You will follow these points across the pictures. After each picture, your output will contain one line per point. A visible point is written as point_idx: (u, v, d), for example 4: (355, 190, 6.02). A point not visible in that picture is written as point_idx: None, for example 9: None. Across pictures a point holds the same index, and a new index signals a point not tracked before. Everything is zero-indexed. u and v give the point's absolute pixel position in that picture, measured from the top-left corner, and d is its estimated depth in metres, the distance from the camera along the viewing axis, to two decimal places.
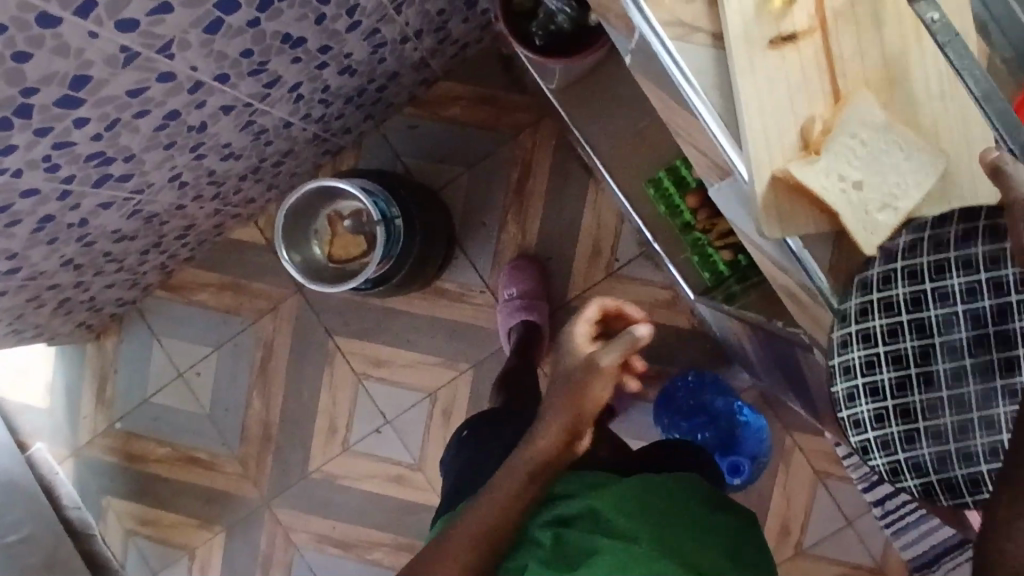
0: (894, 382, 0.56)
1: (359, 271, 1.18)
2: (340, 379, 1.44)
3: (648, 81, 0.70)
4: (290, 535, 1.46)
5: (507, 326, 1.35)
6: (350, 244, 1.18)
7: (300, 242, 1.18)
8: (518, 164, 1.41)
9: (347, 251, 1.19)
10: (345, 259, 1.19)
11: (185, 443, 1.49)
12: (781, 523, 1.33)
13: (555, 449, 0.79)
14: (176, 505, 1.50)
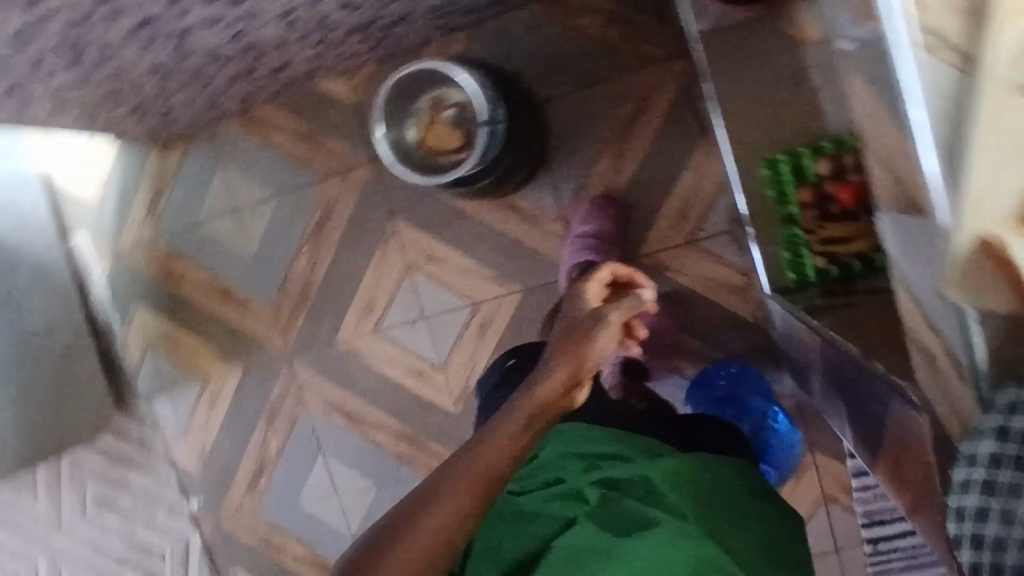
0: (1010, 482, 0.51)
1: (449, 168, 1.11)
2: (390, 263, 1.42)
3: (863, 76, 0.62)
4: (302, 393, 1.49)
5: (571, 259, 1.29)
6: (450, 136, 1.13)
7: (396, 121, 1.11)
8: (634, 99, 1.31)
9: (444, 143, 1.13)
10: (440, 152, 1.13)
11: (223, 278, 1.48)
12: None
13: (552, 395, 0.75)
14: (199, 331, 1.51)
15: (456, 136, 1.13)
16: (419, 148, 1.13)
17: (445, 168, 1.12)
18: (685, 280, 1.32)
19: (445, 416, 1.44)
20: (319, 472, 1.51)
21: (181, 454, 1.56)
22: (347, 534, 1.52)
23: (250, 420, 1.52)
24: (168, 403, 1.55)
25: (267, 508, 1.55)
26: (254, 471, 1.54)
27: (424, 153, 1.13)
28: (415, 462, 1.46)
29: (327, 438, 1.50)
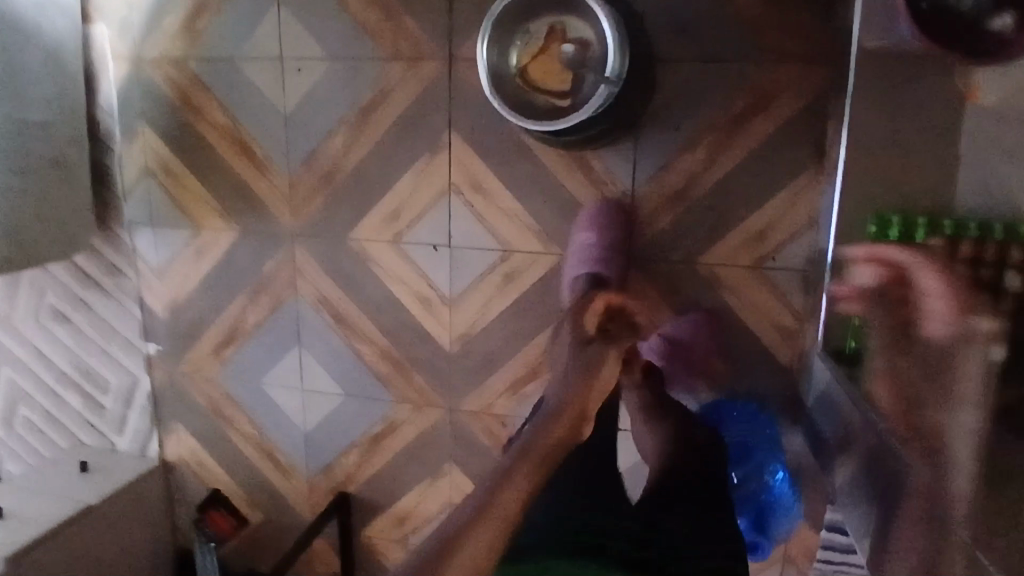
0: None
1: (543, 113, 1.01)
2: (432, 177, 1.27)
3: None
4: (297, 278, 1.38)
5: (575, 276, 1.24)
6: (558, 78, 1.01)
7: (507, 37, 1.01)
8: (757, 94, 1.13)
9: (548, 80, 1.02)
10: (540, 89, 1.01)
11: (247, 130, 1.32)
12: None
13: (510, 508, 0.85)
14: (206, 178, 1.35)
15: (565, 78, 1.02)
16: (517, 74, 1.02)
17: (538, 109, 1.01)
18: (733, 302, 1.22)
19: (437, 352, 1.35)
20: (290, 360, 1.43)
21: (151, 294, 1.44)
22: (301, 429, 1.46)
23: (234, 287, 1.41)
24: (151, 238, 1.41)
25: (225, 377, 1.47)
26: (223, 338, 1.44)
27: (521, 81, 1.01)
28: (392, 386, 1.39)
29: (309, 333, 1.40)
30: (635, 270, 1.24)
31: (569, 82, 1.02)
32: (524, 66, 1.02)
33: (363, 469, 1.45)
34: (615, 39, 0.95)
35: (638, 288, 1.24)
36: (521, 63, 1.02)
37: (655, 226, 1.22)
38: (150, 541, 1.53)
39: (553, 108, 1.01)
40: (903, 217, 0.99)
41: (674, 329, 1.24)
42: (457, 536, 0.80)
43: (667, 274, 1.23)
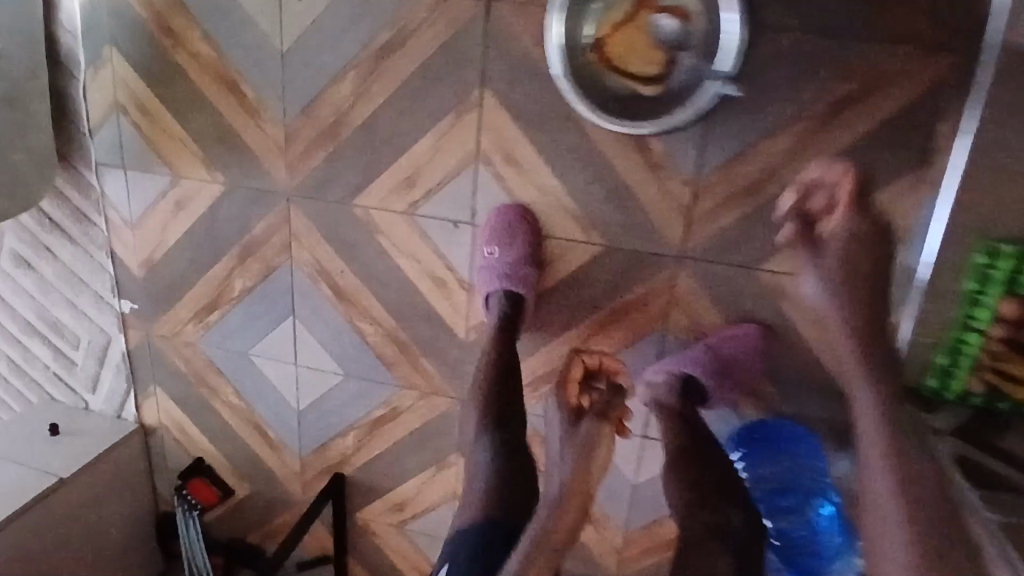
0: None
1: (617, 100, 0.96)
2: (456, 141, 1.07)
3: None
4: (291, 244, 1.19)
5: (488, 295, 1.12)
6: (643, 57, 0.93)
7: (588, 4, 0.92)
8: (862, 78, 0.92)
9: (631, 57, 0.94)
10: (620, 69, 0.95)
11: (236, 67, 1.09)
12: None
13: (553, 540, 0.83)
14: (187, 120, 1.14)
15: (653, 60, 0.93)
16: (589, 46, 0.94)
17: (609, 96, 0.96)
18: (794, 315, 1.06)
19: (449, 339, 1.20)
20: (282, 332, 1.26)
21: (123, 248, 1.26)
22: (293, 405, 1.32)
23: (219, 247, 1.22)
24: (122, 182, 1.20)
25: (208, 343, 1.31)
26: (206, 303, 1.27)
27: (592, 56, 0.95)
28: (397, 370, 1.24)
29: (304, 306, 1.23)
30: (686, 271, 1.07)
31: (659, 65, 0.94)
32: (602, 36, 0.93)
33: (361, 452, 1.33)
34: (736, 36, 0.90)
35: (687, 292, 1.08)
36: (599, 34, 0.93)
37: (716, 223, 1.03)
38: (129, 509, 1.42)
39: (630, 91, 0.96)
40: (1017, 250, 0.80)
41: (724, 342, 1.07)
42: None
43: (722, 278, 1.06)
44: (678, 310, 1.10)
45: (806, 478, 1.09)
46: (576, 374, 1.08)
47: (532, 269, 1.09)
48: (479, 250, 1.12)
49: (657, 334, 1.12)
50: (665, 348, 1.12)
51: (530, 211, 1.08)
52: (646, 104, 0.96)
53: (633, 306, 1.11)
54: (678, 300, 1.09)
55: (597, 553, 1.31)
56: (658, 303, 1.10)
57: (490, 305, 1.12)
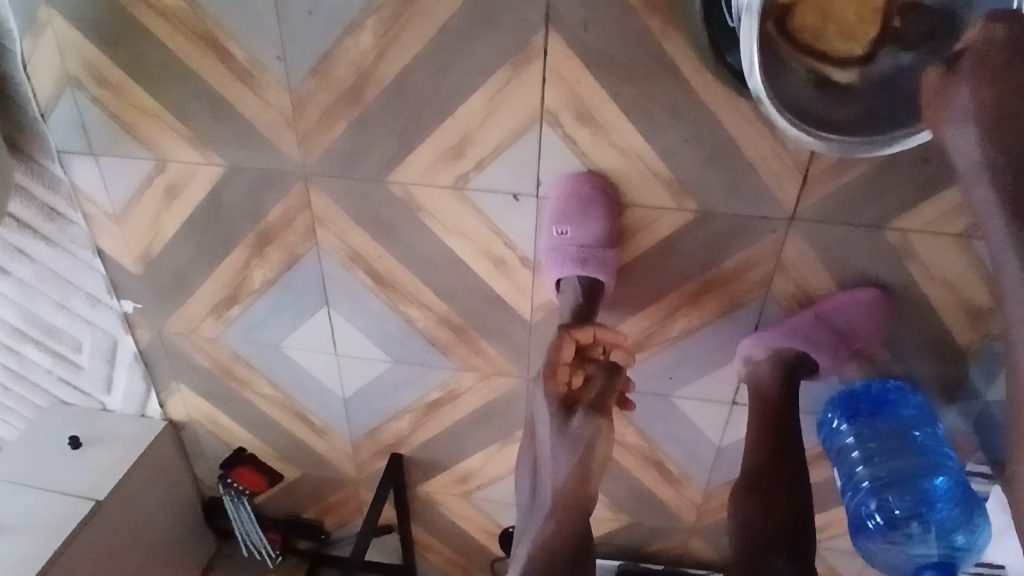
0: None
1: (800, 94, 0.72)
2: (514, 97, 0.85)
3: None
4: (315, 228, 0.99)
5: (558, 278, 0.95)
6: (845, 32, 0.71)
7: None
8: None
9: (830, 28, 0.71)
10: (809, 47, 0.72)
11: (218, 19, 0.84)
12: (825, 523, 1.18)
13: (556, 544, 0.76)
14: (163, 89, 0.90)
15: (856, 36, 0.71)
16: (776, 13, 0.69)
17: (791, 86, 0.72)
18: (920, 273, 0.92)
19: (513, 320, 1.04)
20: (314, 323, 1.10)
21: (111, 244, 1.06)
22: (337, 392, 1.19)
23: (228, 237, 1.02)
24: (95, 169, 0.99)
25: (231, 338, 1.15)
26: (221, 298, 1.09)
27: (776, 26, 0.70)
28: (452, 353, 1.10)
29: (339, 293, 1.06)
30: (796, 233, 0.91)
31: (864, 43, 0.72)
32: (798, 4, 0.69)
33: (418, 433, 1.22)
34: None
35: (796, 257, 0.93)
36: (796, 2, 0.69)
37: (839, 179, 0.86)
38: (173, 505, 1.33)
39: (812, 75, 0.73)
40: None
41: (838, 313, 0.93)
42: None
43: (840, 240, 0.90)
44: (782, 277, 0.95)
45: (914, 442, 0.95)
46: (570, 357, 0.86)
47: (613, 248, 0.93)
48: (544, 229, 0.94)
49: (757, 304, 0.98)
50: (764, 317, 0.99)
51: (606, 177, 0.89)
52: (832, 101, 0.74)
53: (730, 277, 0.95)
54: (785, 268, 0.94)
55: (678, 514, 1.24)
56: (760, 271, 0.95)
57: (562, 290, 0.96)
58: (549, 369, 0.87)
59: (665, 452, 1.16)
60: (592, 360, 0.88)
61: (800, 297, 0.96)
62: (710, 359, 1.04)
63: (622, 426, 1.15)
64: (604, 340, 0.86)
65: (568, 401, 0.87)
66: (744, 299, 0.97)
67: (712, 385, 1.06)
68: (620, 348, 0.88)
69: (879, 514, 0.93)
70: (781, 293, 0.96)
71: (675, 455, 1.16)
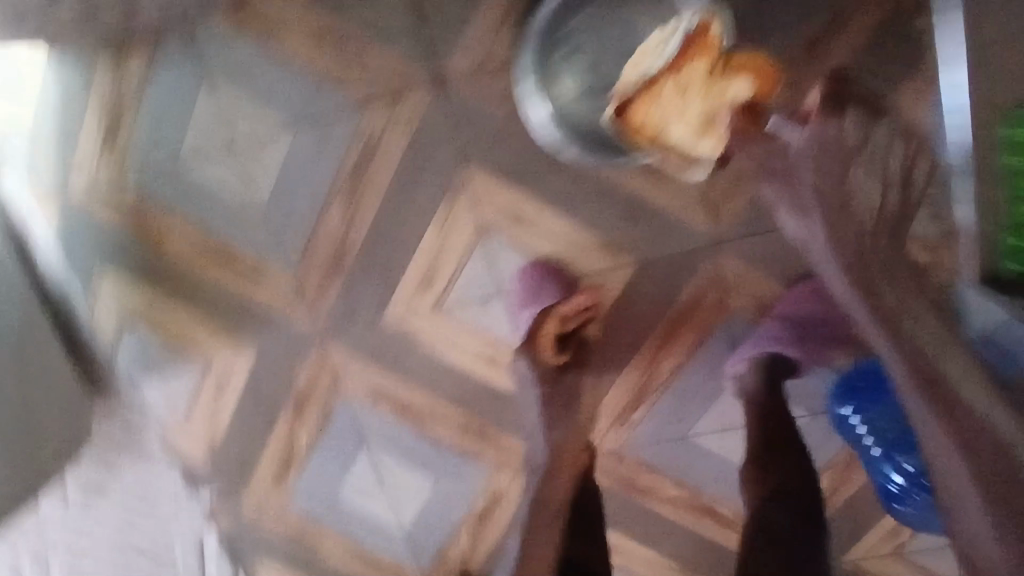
0: None
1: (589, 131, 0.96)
2: (459, 224, 1.05)
3: None
4: (338, 380, 1.16)
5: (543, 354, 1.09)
6: (698, 128, 0.92)
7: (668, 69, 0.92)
8: (825, 19, 0.98)
9: (675, 127, 0.93)
10: (660, 138, 0.94)
11: (226, 237, 1.09)
12: (896, 525, 1.18)
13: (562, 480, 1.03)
14: (196, 305, 1.14)
15: (705, 134, 0.92)
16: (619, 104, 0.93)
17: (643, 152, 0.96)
18: None
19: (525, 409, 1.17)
20: (360, 467, 1.23)
21: (183, 444, 1.24)
22: (398, 527, 1.28)
23: (271, 408, 1.20)
24: (156, 386, 1.19)
25: (296, 503, 1.27)
26: (279, 466, 1.25)
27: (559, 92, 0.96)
28: (483, 456, 1.21)
29: (372, 431, 1.20)
30: (725, 254, 1.05)
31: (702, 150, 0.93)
32: (660, 75, 0.92)
33: (479, 550, 1.29)
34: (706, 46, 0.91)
35: (736, 272, 1.06)
36: (660, 70, 0.92)
37: (733, 201, 1.03)
38: None
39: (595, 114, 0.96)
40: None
41: (790, 308, 1.04)
42: (539, 524, 1.00)
43: (762, 247, 1.05)
44: (734, 293, 1.07)
45: None
46: (552, 330, 1.06)
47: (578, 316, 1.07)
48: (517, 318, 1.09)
49: (725, 325, 1.09)
50: (736, 334, 1.09)
51: (550, 260, 1.06)
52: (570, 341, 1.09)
53: (692, 308, 1.08)
54: (732, 286, 1.07)
55: None
56: (714, 295, 1.07)
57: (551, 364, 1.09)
58: (531, 342, 1.07)
59: (709, 495, 1.20)
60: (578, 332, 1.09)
61: (754, 304, 1.08)
62: (709, 387, 1.13)
63: (660, 483, 1.19)
64: (577, 317, 1.06)
65: (562, 394, 1.09)
66: (711, 326, 1.09)
67: (718, 411, 1.14)
68: (595, 318, 1.09)
69: (898, 476, 1.02)
70: (740, 307, 1.08)
71: (721, 494, 1.20)
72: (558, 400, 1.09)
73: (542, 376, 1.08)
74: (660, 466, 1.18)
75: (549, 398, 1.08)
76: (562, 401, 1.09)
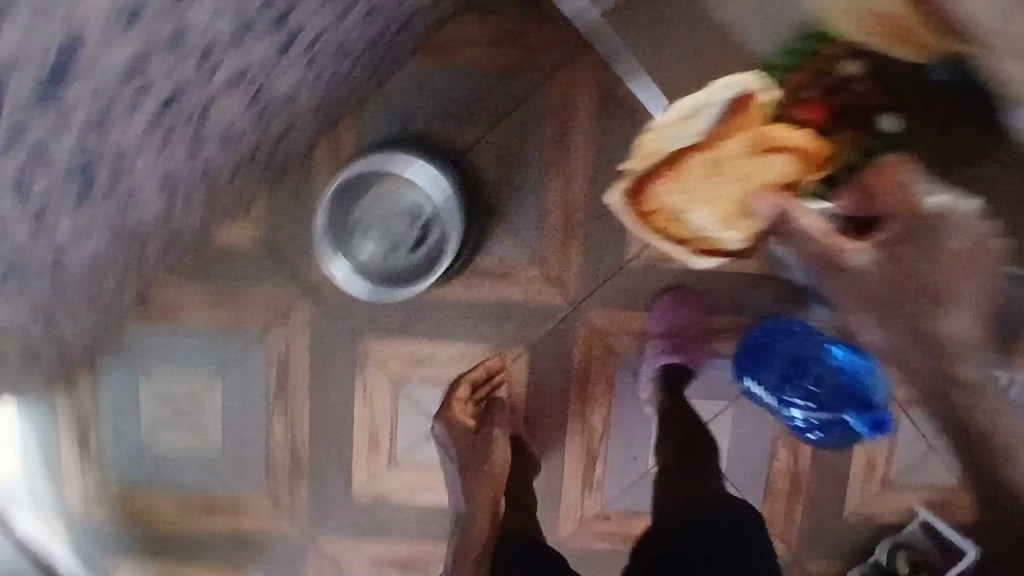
0: None
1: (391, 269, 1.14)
2: (377, 387, 1.23)
3: None
4: (342, 567, 1.27)
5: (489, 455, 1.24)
6: (732, 216, 0.92)
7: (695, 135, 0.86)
8: (564, 108, 1.19)
9: (697, 202, 0.92)
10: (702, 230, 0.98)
11: (201, 489, 1.26)
12: (867, 457, 1.31)
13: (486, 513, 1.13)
14: (199, 560, 1.27)
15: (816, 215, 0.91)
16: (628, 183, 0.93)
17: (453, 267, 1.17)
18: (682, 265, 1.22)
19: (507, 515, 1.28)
20: None
21: None
22: None
23: None
24: None
25: None
26: None
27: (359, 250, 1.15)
28: None
29: None
30: (590, 310, 1.24)
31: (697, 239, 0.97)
32: (686, 151, 0.88)
33: None
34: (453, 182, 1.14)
35: (606, 319, 1.24)
36: (688, 145, 0.87)
37: (573, 266, 1.22)
38: None
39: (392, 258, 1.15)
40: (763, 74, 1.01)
41: (658, 325, 1.22)
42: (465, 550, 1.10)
43: (616, 290, 1.23)
44: (614, 335, 1.25)
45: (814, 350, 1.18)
46: (463, 395, 1.18)
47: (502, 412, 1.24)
48: None
49: (624, 365, 1.26)
50: (635, 366, 1.26)
51: None
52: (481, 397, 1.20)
53: (589, 364, 1.25)
54: (609, 331, 1.25)
55: None
56: (599, 345, 1.25)
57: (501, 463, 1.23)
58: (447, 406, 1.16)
59: None
60: (487, 399, 1.21)
61: (635, 336, 1.24)
62: (639, 419, 1.27)
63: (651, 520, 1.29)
64: (488, 381, 1.20)
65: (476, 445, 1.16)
66: (613, 369, 1.26)
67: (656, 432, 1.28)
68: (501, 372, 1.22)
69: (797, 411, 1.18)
70: (625, 343, 1.25)
71: None
72: (472, 452, 1.15)
73: (457, 433, 1.14)
74: (640, 505, 1.29)
75: (466, 452, 1.14)
76: (484, 451, 1.17)
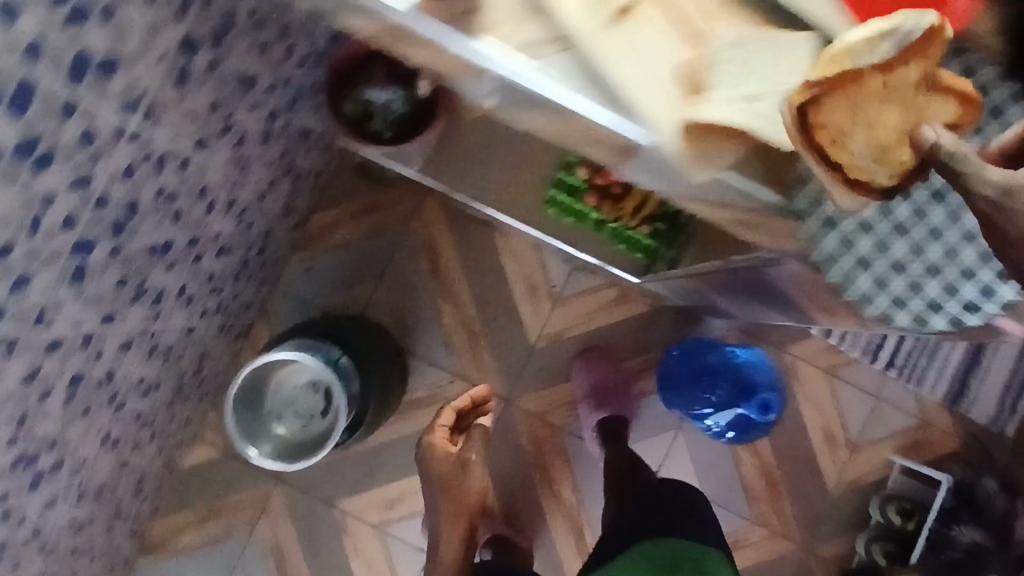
0: (906, 284, 0.59)
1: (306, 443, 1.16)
2: (364, 538, 1.34)
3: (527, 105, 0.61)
4: None
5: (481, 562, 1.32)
6: (887, 165, 0.44)
7: (649, 84, 0.49)
8: (431, 247, 1.37)
9: (862, 137, 0.43)
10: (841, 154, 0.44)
11: None
12: (823, 430, 1.37)
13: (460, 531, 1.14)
14: None
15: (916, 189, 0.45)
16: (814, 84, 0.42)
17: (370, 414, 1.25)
18: (581, 330, 1.36)
19: None
20: None
21: None
22: None
23: None
24: None
25: None
26: None
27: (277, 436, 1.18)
28: None
29: None
30: (519, 398, 1.36)
31: (898, 173, 0.44)
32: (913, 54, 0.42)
33: None
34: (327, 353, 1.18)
35: (537, 400, 1.36)
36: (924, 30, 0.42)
37: (490, 367, 1.36)
38: None
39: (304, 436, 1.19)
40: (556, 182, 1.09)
41: (581, 388, 1.33)
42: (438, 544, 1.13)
43: (534, 373, 1.36)
44: (549, 412, 1.36)
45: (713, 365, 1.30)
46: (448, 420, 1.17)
47: None
48: None
49: (569, 433, 1.36)
50: (578, 430, 1.36)
51: None
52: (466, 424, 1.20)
53: (538, 445, 1.36)
54: (543, 409, 1.36)
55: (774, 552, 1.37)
56: (540, 426, 1.36)
57: None
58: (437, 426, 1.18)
59: None
60: (467, 427, 1.20)
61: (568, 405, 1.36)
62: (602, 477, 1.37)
63: None
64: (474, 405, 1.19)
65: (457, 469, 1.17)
66: (561, 441, 1.36)
67: None
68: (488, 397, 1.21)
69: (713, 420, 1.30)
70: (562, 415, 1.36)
71: None
72: (450, 475, 1.16)
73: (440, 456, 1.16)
74: None
75: (442, 479, 1.15)
76: (464, 479, 1.18)
